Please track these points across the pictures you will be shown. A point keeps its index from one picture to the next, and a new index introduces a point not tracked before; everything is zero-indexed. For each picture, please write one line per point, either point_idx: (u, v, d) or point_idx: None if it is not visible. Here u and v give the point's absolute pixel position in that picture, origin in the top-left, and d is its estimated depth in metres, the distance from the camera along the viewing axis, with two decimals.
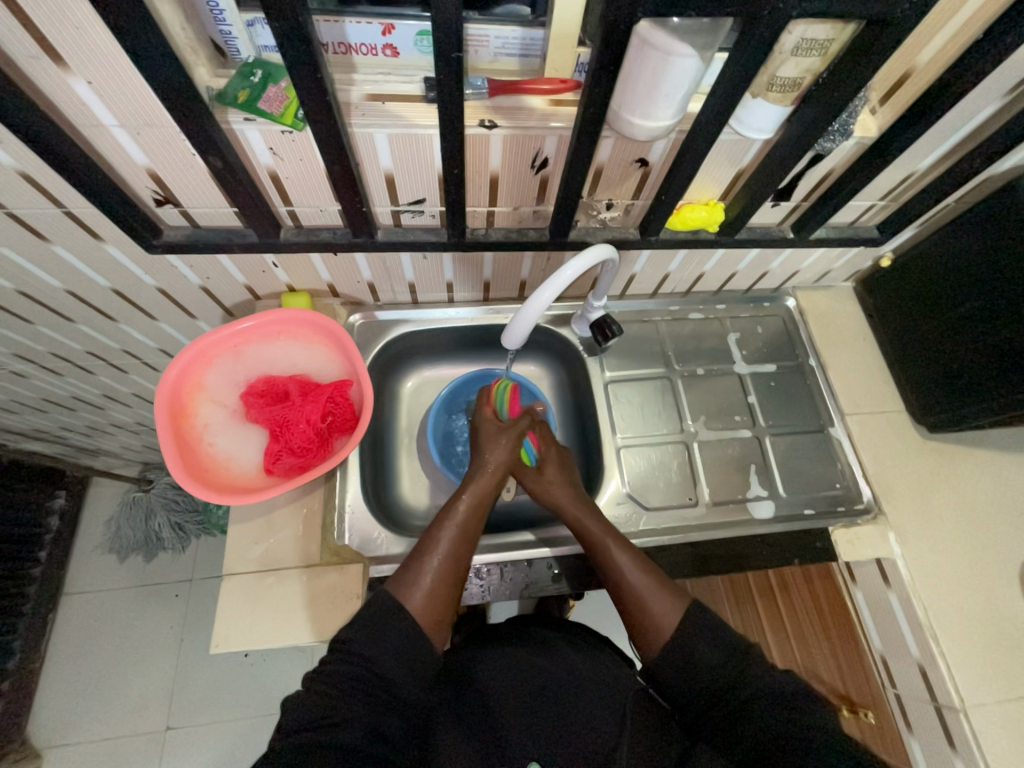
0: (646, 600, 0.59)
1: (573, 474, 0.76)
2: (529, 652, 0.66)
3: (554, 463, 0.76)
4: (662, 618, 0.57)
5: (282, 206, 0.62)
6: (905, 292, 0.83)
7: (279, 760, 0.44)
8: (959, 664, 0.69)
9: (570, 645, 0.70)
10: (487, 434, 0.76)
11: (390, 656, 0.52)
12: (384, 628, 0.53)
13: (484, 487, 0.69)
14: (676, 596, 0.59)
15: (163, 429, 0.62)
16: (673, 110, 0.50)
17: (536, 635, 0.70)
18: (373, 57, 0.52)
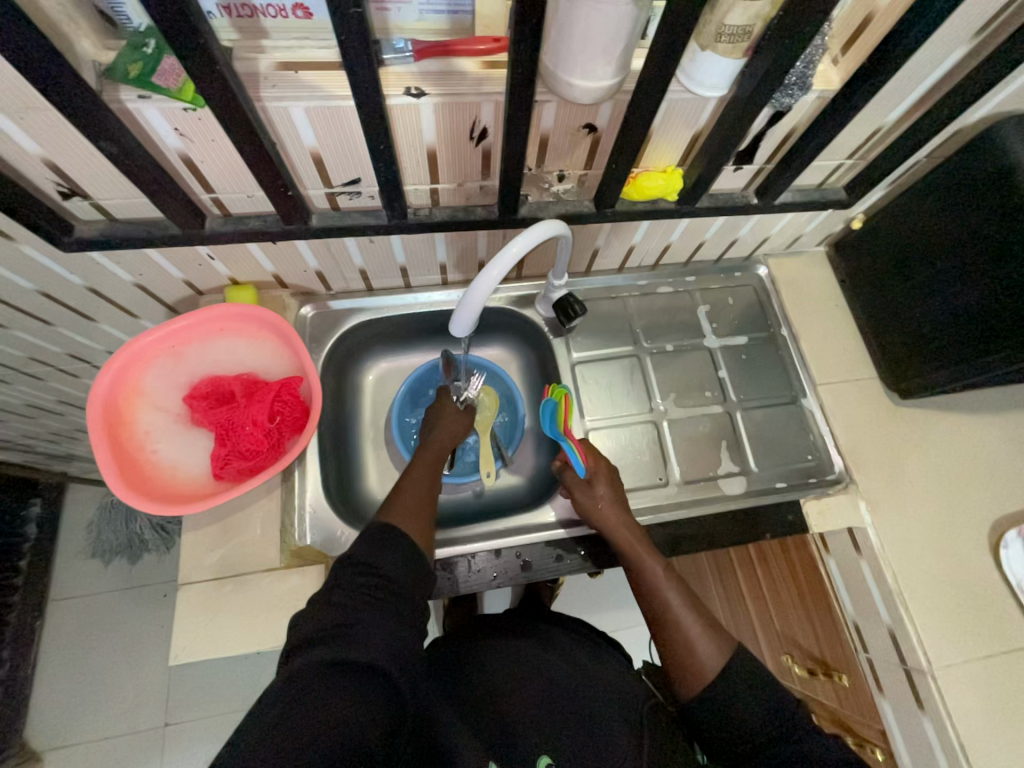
0: (691, 637, 0.58)
1: (622, 490, 0.71)
2: (530, 645, 0.66)
3: (604, 479, 0.70)
4: (706, 659, 0.57)
5: (205, 193, 0.57)
6: (876, 255, 0.80)
7: (308, 658, 0.44)
8: (927, 627, 0.70)
9: (569, 639, 0.71)
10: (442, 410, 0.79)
11: (400, 567, 0.55)
12: (386, 543, 0.56)
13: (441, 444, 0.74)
14: (722, 637, 0.59)
15: (98, 440, 0.59)
16: (612, 67, 0.46)
17: (530, 630, 0.72)
18: (284, 20, 0.47)
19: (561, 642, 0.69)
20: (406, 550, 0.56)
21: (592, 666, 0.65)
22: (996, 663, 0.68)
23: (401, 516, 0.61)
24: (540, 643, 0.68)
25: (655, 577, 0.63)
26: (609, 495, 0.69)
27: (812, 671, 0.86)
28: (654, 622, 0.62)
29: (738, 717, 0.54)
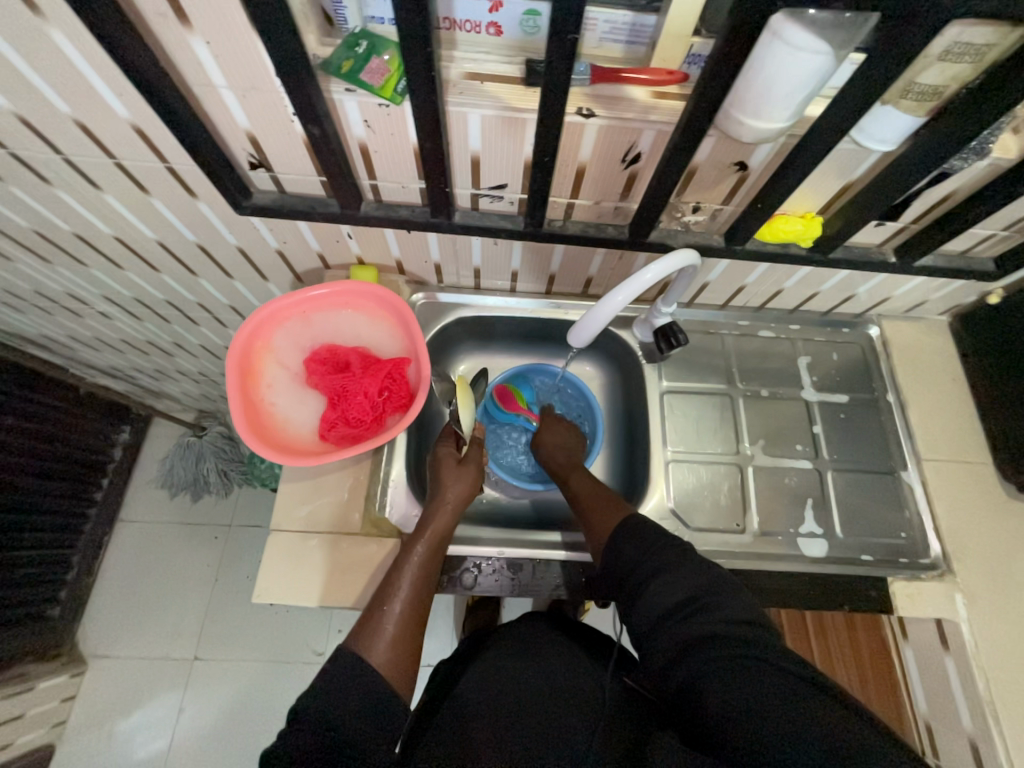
0: (590, 516, 0.69)
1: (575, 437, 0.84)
2: (509, 662, 0.68)
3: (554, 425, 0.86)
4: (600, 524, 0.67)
5: (367, 179, 0.63)
6: (1014, 334, 0.75)
7: None
8: (1017, 747, 0.63)
9: (553, 646, 0.72)
10: (446, 465, 0.73)
11: (358, 716, 0.49)
12: (347, 684, 0.50)
13: (439, 530, 0.66)
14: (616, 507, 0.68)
15: (232, 385, 0.65)
16: (789, 112, 0.47)
17: (513, 636, 0.73)
18: (476, 35, 0.50)
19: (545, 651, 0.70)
20: (366, 696, 0.50)
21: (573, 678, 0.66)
22: None
23: (375, 633, 0.56)
24: (525, 657, 0.68)
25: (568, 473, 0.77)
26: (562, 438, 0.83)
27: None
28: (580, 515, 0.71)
29: (623, 558, 0.61)
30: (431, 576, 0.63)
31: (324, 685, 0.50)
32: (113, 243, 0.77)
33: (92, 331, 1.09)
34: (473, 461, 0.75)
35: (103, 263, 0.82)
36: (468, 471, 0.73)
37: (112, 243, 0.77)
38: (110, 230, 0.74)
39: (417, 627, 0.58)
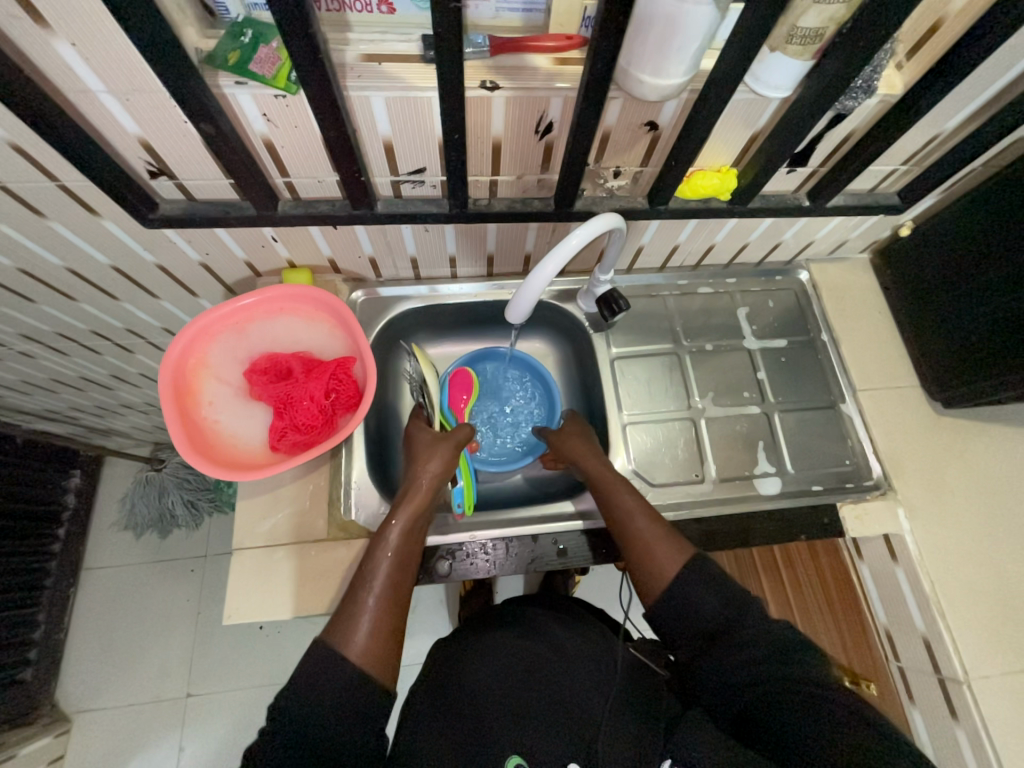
0: (653, 549, 0.63)
1: (587, 429, 0.80)
2: (515, 636, 0.68)
3: (569, 419, 0.81)
4: (664, 563, 0.61)
5: (279, 177, 0.60)
6: (925, 262, 0.80)
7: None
8: (964, 635, 0.69)
9: (552, 618, 0.73)
10: (421, 445, 0.72)
11: (331, 713, 0.48)
12: (320, 681, 0.50)
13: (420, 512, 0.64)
14: (679, 544, 0.63)
15: (168, 408, 0.62)
16: (684, 67, 0.48)
17: (520, 615, 0.73)
18: (368, 13, 0.49)
19: (543, 622, 0.71)
20: (347, 684, 0.50)
21: (576, 644, 0.68)
22: None
23: (352, 623, 0.54)
24: (526, 629, 0.69)
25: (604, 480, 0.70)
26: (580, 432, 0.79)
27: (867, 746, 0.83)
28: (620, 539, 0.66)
29: (691, 608, 0.58)
30: (409, 561, 0.61)
31: (293, 688, 0.49)
32: (17, 276, 0.71)
33: (16, 375, 1.01)
34: (452, 438, 0.72)
35: (11, 299, 0.76)
36: (443, 449, 0.70)
37: (16, 277, 0.71)
38: (11, 263, 0.69)
39: (400, 615, 0.57)
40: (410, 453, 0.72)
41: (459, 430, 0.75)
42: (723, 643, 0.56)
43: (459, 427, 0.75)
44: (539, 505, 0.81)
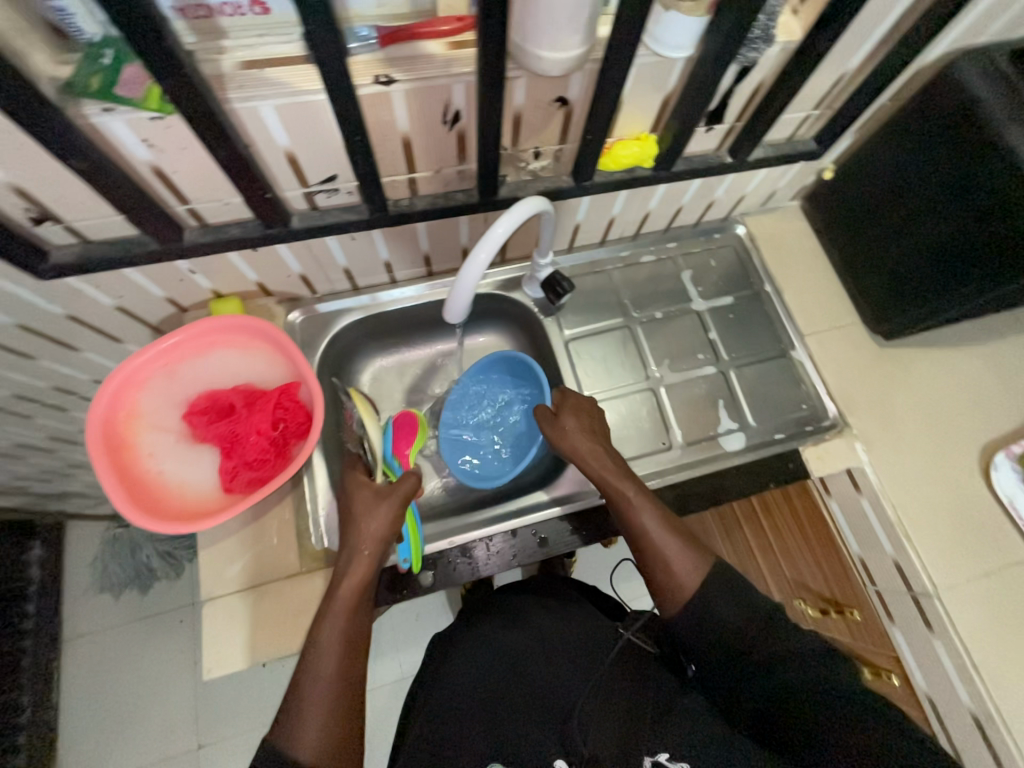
0: (670, 561, 0.62)
1: (594, 420, 0.73)
2: (502, 628, 0.76)
3: (571, 409, 0.73)
4: (684, 575, 0.61)
5: (179, 205, 0.56)
6: (850, 201, 0.82)
7: None
8: (928, 552, 0.73)
9: (539, 607, 0.80)
10: (361, 497, 0.61)
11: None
12: None
13: (363, 580, 0.57)
14: (701, 563, 0.62)
15: (103, 468, 0.58)
16: (580, 36, 0.46)
17: (508, 607, 0.80)
18: (242, 17, 0.46)
19: (529, 614, 0.78)
20: None
21: (560, 632, 0.75)
22: (996, 579, 0.72)
23: (299, 723, 0.48)
24: (509, 626, 0.76)
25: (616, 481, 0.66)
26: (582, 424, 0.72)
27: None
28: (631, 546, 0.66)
29: (715, 623, 0.58)
30: (359, 637, 0.54)
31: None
32: None
33: None
34: (396, 491, 0.62)
35: None
36: (386, 508, 0.60)
37: None
38: None
39: (354, 701, 0.51)
40: (349, 505, 0.62)
41: (405, 479, 0.63)
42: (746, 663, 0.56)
43: (408, 473, 0.64)
44: (513, 498, 0.80)
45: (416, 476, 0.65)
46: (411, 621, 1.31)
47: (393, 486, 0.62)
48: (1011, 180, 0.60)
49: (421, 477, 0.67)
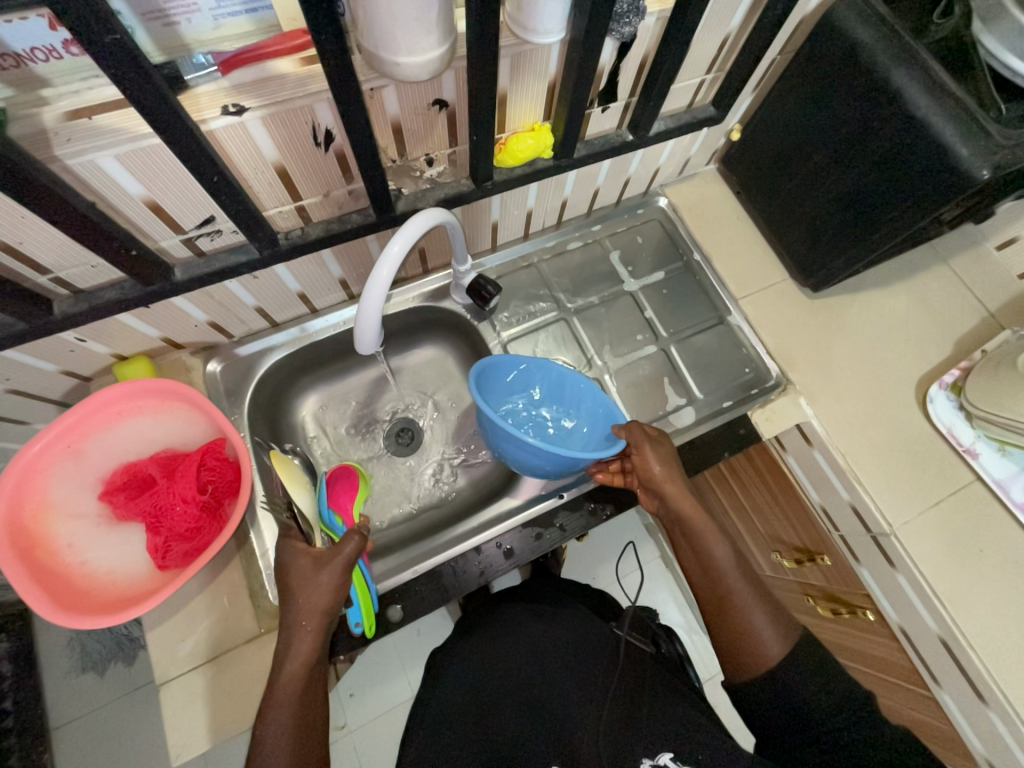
0: (752, 616, 0.62)
1: (674, 459, 0.68)
2: (495, 641, 0.80)
3: (661, 447, 0.68)
4: (771, 646, 0.61)
5: (40, 276, 0.51)
6: (760, 160, 0.82)
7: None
8: (881, 493, 0.75)
9: (529, 614, 0.84)
10: (300, 573, 0.57)
11: None
12: None
13: (302, 660, 0.55)
14: (779, 617, 0.63)
15: (14, 572, 0.53)
16: (436, 36, 0.43)
17: (499, 618, 0.84)
18: (59, 61, 0.39)
19: (521, 621, 0.83)
20: None
21: (551, 636, 0.80)
22: (945, 507, 0.74)
23: None
24: (502, 639, 0.80)
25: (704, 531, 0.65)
26: (671, 463, 0.67)
27: (836, 610, 0.89)
28: (714, 603, 0.65)
29: (798, 697, 0.59)
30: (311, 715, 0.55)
31: None
32: None
33: None
34: (337, 557, 0.58)
35: None
36: (327, 578, 0.56)
37: None
38: None
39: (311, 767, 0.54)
40: (287, 580, 0.58)
41: (347, 540, 0.59)
42: (803, 698, 0.59)
43: (349, 535, 0.60)
44: (477, 512, 0.78)
45: (359, 534, 0.61)
46: (412, 638, 1.29)
47: (333, 551, 0.58)
48: (904, 130, 0.60)
49: (364, 531, 0.62)
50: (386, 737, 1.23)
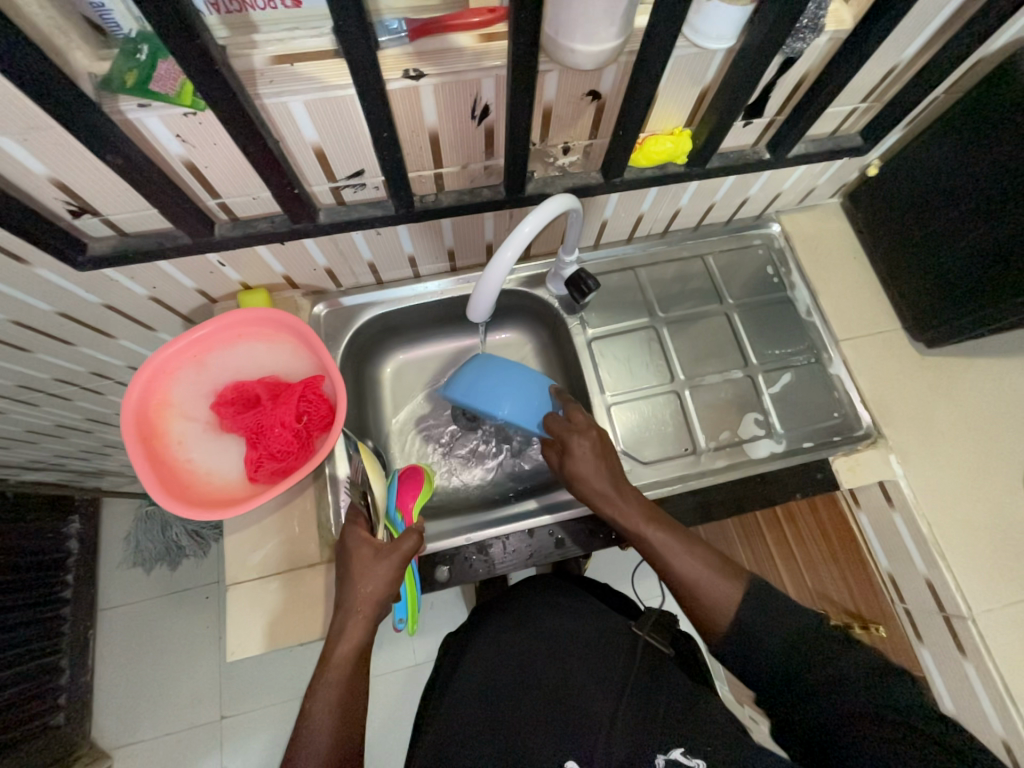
0: (701, 585, 0.60)
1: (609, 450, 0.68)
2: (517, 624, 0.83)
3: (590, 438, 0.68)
4: (723, 604, 0.59)
5: (210, 199, 0.57)
6: (893, 201, 0.78)
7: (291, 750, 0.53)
8: (966, 574, 0.69)
9: (547, 605, 0.85)
10: (358, 559, 0.61)
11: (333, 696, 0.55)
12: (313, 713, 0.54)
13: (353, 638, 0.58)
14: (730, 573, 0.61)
15: (136, 454, 0.60)
16: (616, 28, 0.44)
17: (522, 605, 0.86)
18: (273, 11, 0.44)
19: (541, 611, 0.84)
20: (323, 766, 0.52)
21: (569, 636, 0.79)
22: None
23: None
24: (524, 627, 0.82)
25: (618, 504, 0.64)
26: (597, 456, 0.67)
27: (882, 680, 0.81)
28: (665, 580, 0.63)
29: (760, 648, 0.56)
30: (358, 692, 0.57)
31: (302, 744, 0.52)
32: None
33: None
34: (395, 551, 0.61)
35: None
36: (384, 569, 0.59)
37: None
38: None
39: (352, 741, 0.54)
40: (347, 565, 0.61)
41: (406, 538, 0.62)
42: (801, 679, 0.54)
43: (407, 531, 0.63)
44: (534, 496, 0.81)
45: (417, 533, 0.64)
46: (427, 611, 1.32)
47: (392, 545, 0.61)
48: None
49: (422, 531, 0.65)
50: (389, 694, 1.27)
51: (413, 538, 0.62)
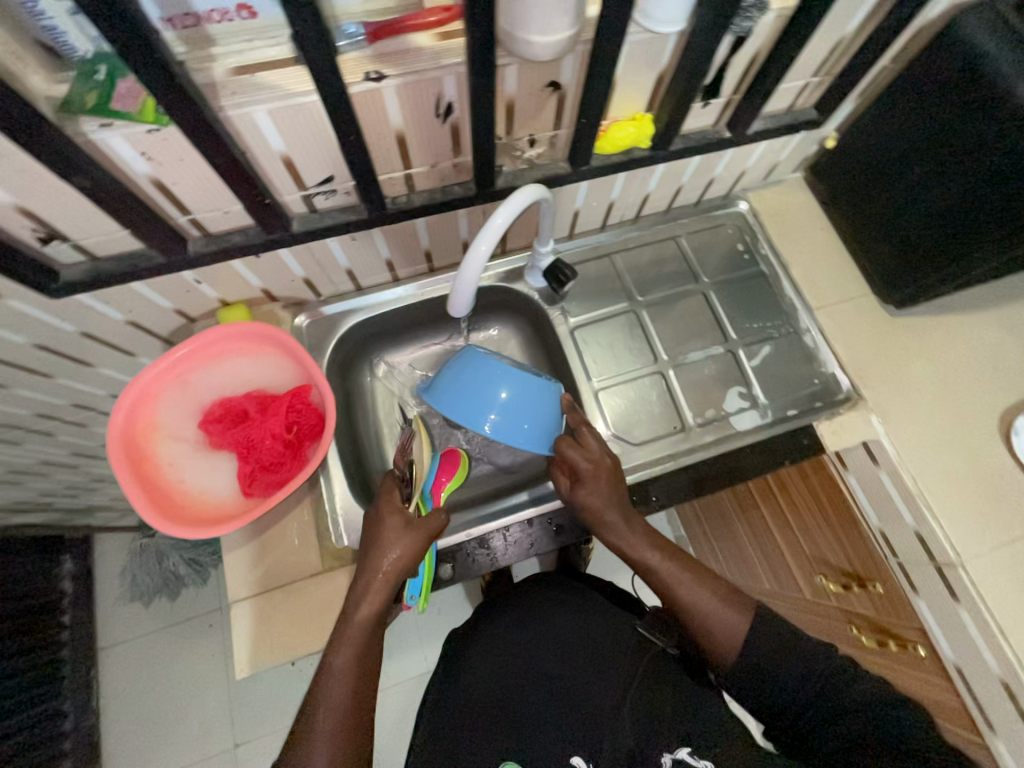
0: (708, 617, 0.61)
1: (617, 487, 0.67)
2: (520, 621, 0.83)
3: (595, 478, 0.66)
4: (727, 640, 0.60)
5: (181, 216, 0.57)
6: (852, 170, 0.81)
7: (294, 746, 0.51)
8: (951, 522, 0.72)
9: (553, 602, 0.85)
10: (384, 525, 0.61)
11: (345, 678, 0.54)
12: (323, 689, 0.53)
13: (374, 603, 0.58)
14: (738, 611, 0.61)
15: (126, 478, 0.59)
16: (569, 18, 0.45)
17: (524, 602, 0.86)
18: (229, 24, 0.45)
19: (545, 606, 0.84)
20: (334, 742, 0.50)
21: (574, 631, 0.80)
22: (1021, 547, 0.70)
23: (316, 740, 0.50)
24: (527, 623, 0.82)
25: (624, 534, 0.66)
26: (602, 497, 0.66)
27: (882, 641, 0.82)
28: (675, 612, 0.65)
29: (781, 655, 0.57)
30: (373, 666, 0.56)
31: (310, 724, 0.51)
32: None
33: None
34: (423, 526, 0.61)
35: None
36: (411, 540, 0.60)
37: None
38: None
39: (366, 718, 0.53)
40: (372, 530, 0.62)
41: (433, 517, 0.63)
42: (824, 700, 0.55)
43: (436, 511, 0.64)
44: (532, 486, 0.81)
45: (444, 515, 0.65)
46: (434, 616, 1.32)
47: (420, 521, 0.62)
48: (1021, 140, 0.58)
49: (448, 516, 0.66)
50: (404, 703, 1.26)
51: (441, 521, 0.63)
